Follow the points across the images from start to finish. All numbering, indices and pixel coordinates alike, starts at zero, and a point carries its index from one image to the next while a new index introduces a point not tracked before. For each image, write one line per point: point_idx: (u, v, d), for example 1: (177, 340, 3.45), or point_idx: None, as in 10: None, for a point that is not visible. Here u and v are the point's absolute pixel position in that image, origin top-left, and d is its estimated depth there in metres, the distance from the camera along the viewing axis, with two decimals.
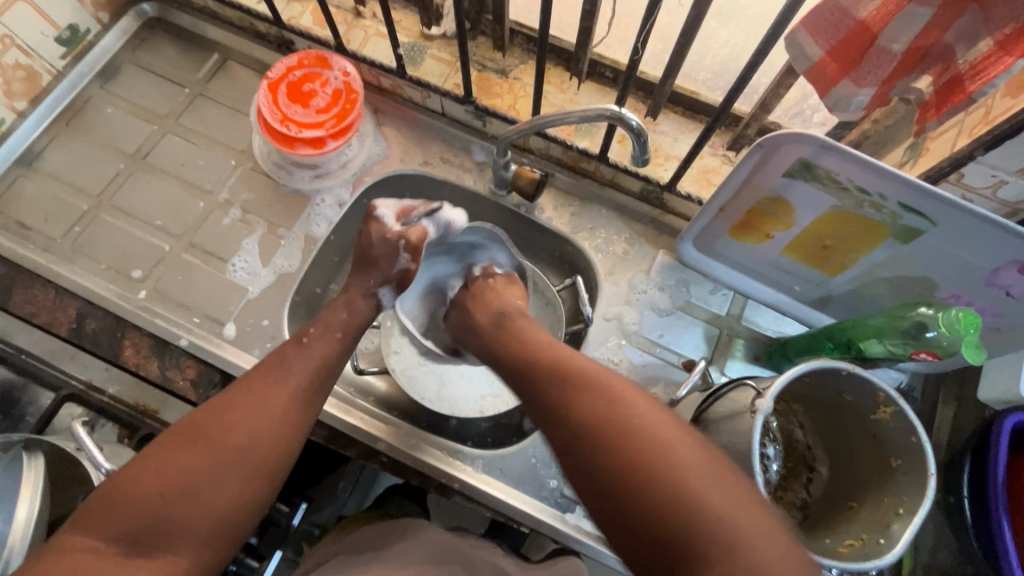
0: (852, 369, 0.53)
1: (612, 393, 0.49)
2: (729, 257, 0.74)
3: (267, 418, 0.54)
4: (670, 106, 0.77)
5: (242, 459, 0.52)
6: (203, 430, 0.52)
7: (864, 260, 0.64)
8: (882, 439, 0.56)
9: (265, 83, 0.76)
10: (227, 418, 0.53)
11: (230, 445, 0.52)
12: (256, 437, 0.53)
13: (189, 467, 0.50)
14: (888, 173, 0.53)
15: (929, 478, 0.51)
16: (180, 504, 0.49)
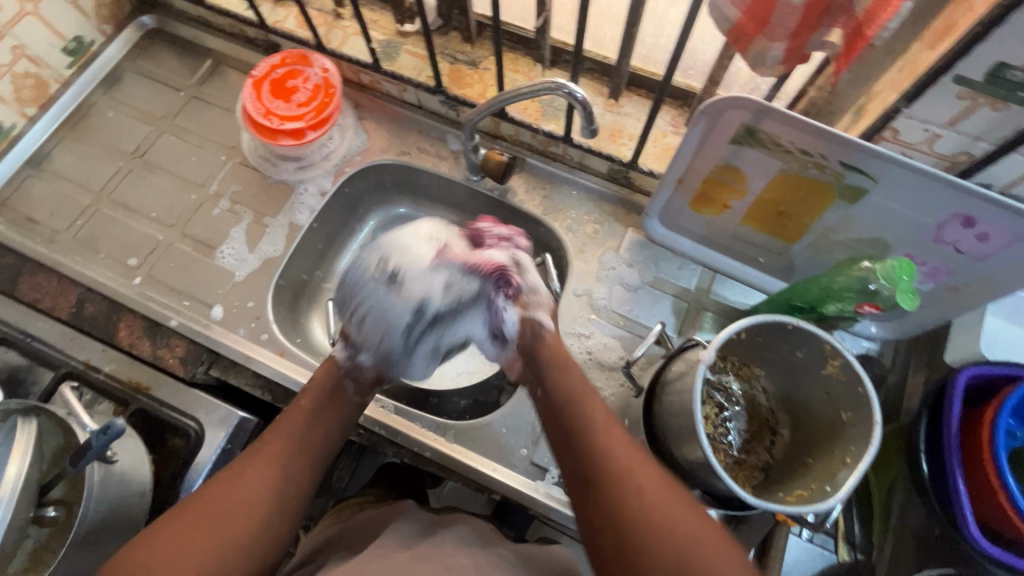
0: (797, 324, 0.55)
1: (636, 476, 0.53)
2: (694, 231, 0.76)
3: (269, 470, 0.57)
4: (632, 89, 0.80)
5: (232, 526, 0.53)
6: (206, 495, 0.54)
7: (818, 224, 0.65)
8: (836, 393, 0.57)
9: (250, 82, 0.81)
10: (223, 486, 0.55)
11: (225, 505, 0.54)
12: (253, 498, 0.55)
13: (197, 526, 0.52)
14: (825, 134, 0.55)
15: (874, 427, 0.52)
16: (171, 571, 0.49)
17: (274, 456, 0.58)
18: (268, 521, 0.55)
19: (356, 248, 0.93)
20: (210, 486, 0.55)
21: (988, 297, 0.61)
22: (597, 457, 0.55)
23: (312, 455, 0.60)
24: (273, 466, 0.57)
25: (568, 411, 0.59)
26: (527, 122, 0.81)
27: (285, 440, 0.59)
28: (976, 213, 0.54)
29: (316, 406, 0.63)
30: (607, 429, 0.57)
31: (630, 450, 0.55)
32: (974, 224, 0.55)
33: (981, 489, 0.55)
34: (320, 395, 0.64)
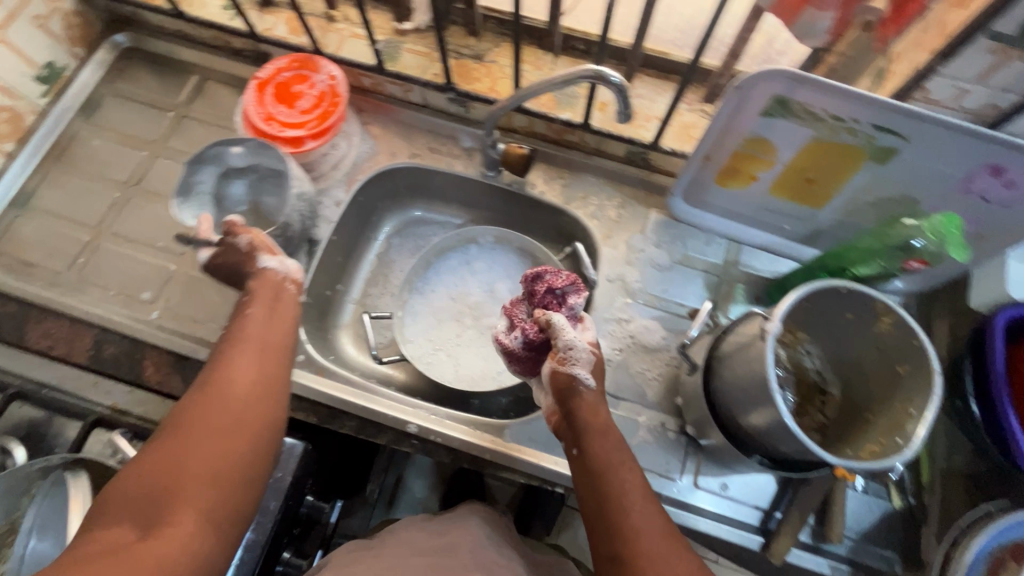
0: (850, 287, 0.56)
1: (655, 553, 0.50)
2: (719, 206, 0.77)
3: (248, 370, 0.57)
4: (644, 70, 0.80)
5: (226, 423, 0.52)
6: (189, 410, 0.52)
7: (848, 187, 0.67)
8: (889, 349, 0.59)
9: (254, 83, 0.78)
10: (197, 397, 0.54)
11: (208, 408, 0.52)
12: (241, 396, 0.54)
13: (191, 432, 0.50)
14: (859, 98, 0.56)
15: (932, 375, 0.53)
16: (187, 472, 0.48)
17: (243, 360, 0.58)
18: (264, 418, 0.55)
19: (374, 259, 0.91)
20: (182, 403, 0.54)
21: (1012, 242, 0.64)
22: (630, 548, 0.50)
23: (278, 358, 0.61)
24: (246, 368, 0.57)
25: (596, 484, 0.55)
26: (542, 112, 0.80)
27: (246, 348, 0.59)
28: (1005, 162, 0.57)
29: (263, 323, 0.62)
30: (640, 515, 0.52)
31: (662, 534, 0.51)
32: (1002, 172, 0.58)
33: None
34: (257, 322, 0.62)
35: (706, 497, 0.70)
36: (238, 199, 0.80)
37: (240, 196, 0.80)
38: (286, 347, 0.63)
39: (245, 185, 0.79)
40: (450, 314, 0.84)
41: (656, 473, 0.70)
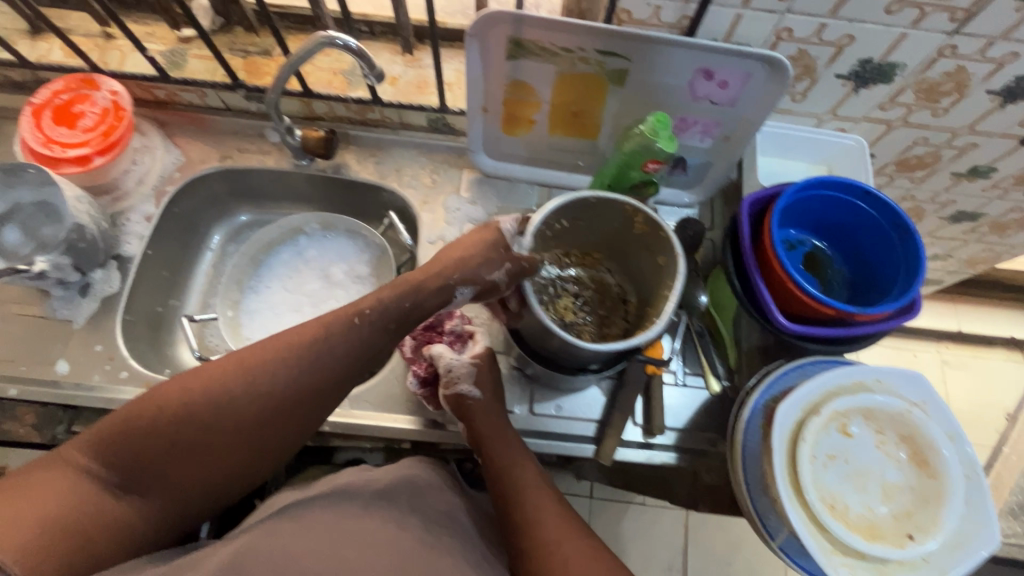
0: (595, 197, 0.62)
1: (548, 535, 0.59)
2: (518, 154, 0.83)
3: (279, 395, 0.53)
4: (426, 41, 0.84)
5: (196, 454, 0.51)
6: (201, 409, 0.51)
7: (606, 113, 0.73)
8: (647, 244, 0.66)
9: (29, 109, 0.76)
10: (195, 389, 0.51)
11: (191, 424, 0.51)
12: (244, 427, 0.52)
13: (186, 440, 0.51)
14: (576, 28, 0.63)
15: (676, 260, 0.61)
16: (161, 479, 0.51)
17: (272, 386, 0.52)
18: (235, 458, 0.53)
19: (208, 270, 0.90)
20: (212, 364, 0.53)
21: (750, 136, 0.73)
22: (535, 532, 0.59)
23: (313, 402, 0.55)
24: (255, 402, 0.52)
25: (502, 487, 0.64)
26: (336, 95, 0.82)
27: (324, 371, 0.54)
28: (711, 64, 0.65)
29: (381, 335, 0.57)
30: (546, 509, 0.61)
31: (560, 519, 0.61)
32: (712, 74, 0.66)
33: (778, 286, 0.64)
34: (380, 330, 0.57)
35: (543, 420, 0.74)
36: (17, 244, 0.74)
37: (18, 240, 0.74)
38: (343, 388, 0.57)
39: (19, 229, 0.74)
40: (288, 305, 0.85)
41: None
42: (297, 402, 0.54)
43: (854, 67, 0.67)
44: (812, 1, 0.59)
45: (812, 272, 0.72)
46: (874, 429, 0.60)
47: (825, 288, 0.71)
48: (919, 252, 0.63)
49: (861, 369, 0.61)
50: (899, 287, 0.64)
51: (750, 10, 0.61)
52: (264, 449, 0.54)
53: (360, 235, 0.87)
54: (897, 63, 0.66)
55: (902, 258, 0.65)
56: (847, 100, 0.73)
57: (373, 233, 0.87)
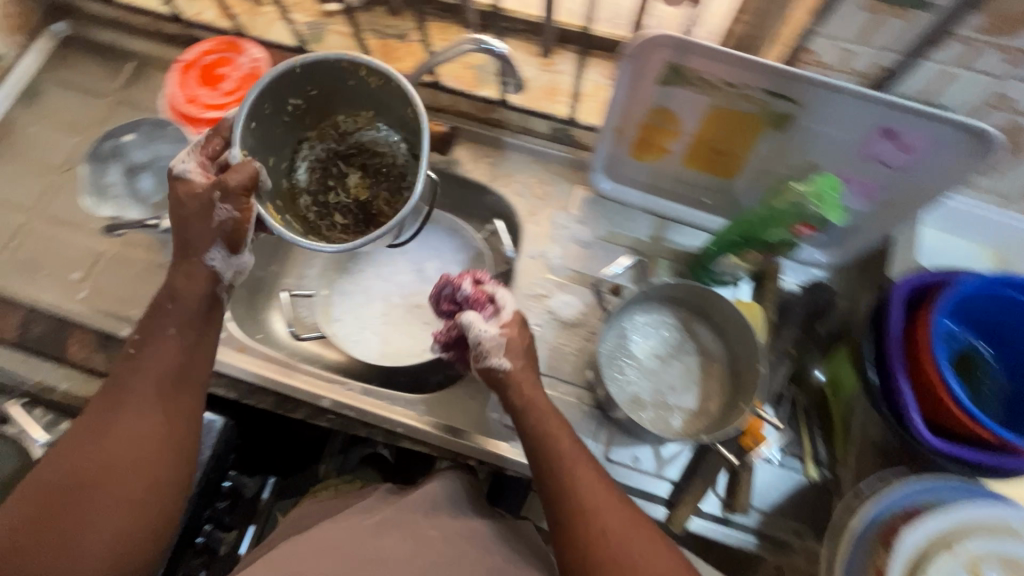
0: (298, 63, 0.59)
1: (594, 505, 0.53)
2: (640, 181, 0.77)
3: (86, 446, 0.52)
4: (564, 45, 0.79)
5: (93, 518, 0.49)
6: (46, 489, 0.50)
7: (754, 156, 0.66)
8: (389, 91, 0.64)
9: (179, 66, 0.79)
10: (42, 484, 0.50)
11: (78, 504, 0.49)
12: (139, 447, 0.53)
13: (63, 506, 0.50)
14: (748, 63, 0.56)
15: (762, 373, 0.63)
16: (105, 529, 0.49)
17: (128, 441, 0.52)
18: (141, 502, 0.51)
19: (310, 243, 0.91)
20: (51, 468, 0.51)
21: (919, 209, 0.63)
22: (576, 512, 0.53)
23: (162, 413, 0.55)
24: (130, 443, 0.52)
25: (537, 458, 0.57)
26: (463, 91, 0.82)
27: (143, 400, 0.54)
28: (897, 124, 0.56)
29: (176, 369, 0.57)
30: (593, 489, 0.54)
31: (606, 491, 0.54)
32: (895, 136, 0.57)
33: (925, 391, 0.56)
34: (176, 344, 0.58)
35: (617, 470, 0.70)
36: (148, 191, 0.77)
37: (149, 187, 0.77)
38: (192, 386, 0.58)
39: (152, 177, 0.77)
40: (380, 295, 0.85)
41: None
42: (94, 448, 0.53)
43: None
44: None
45: (963, 377, 0.62)
46: None
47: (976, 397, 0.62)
48: None
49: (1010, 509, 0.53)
50: None
51: (965, 70, 0.52)
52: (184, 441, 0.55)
53: (460, 235, 0.85)
54: None
55: None
56: None
57: (472, 235, 0.85)
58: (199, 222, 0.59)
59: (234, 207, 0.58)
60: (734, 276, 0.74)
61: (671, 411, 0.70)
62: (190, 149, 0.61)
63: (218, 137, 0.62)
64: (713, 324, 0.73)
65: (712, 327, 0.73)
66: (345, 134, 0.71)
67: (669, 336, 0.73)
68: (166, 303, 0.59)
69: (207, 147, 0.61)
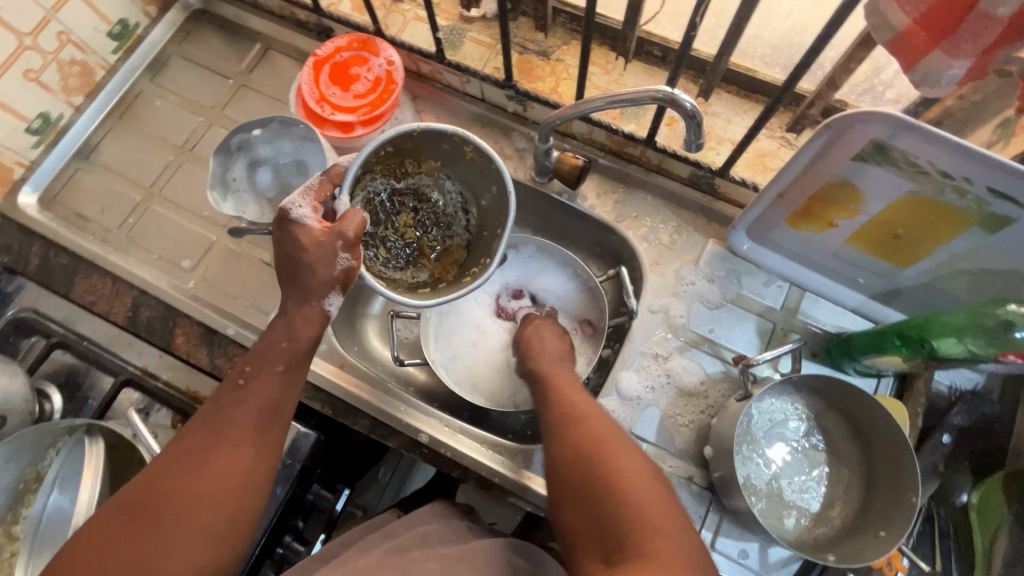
0: (418, 128, 0.61)
1: (603, 449, 0.53)
2: (787, 248, 0.70)
3: (178, 455, 0.50)
4: (723, 86, 0.72)
5: (173, 550, 0.47)
6: (140, 497, 0.48)
7: (941, 250, 0.58)
8: (479, 169, 0.66)
9: (312, 60, 0.76)
10: (130, 514, 0.47)
11: (160, 534, 0.47)
12: (222, 466, 0.50)
13: (140, 522, 0.47)
14: (979, 158, 0.48)
15: (913, 503, 0.57)
16: (175, 549, 0.47)
17: (215, 472, 0.50)
18: (219, 537, 0.49)
19: None
20: (136, 489, 0.49)
21: None
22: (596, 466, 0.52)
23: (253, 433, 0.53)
24: (218, 471, 0.50)
25: (558, 411, 0.60)
26: (604, 122, 0.74)
27: (237, 420, 0.52)
28: None
29: (273, 407, 0.55)
30: (618, 445, 0.54)
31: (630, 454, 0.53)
32: None
33: None
34: (275, 377, 0.55)
35: (722, 562, 0.64)
36: (266, 186, 0.78)
37: (268, 182, 0.78)
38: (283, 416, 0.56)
39: (270, 173, 0.78)
40: (474, 324, 0.81)
41: None
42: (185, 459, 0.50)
43: None
44: None
45: None
46: None
47: None
48: None
49: None
50: None
51: None
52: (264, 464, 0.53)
53: (577, 271, 0.78)
54: None
55: None
56: None
57: (591, 275, 0.78)
58: (305, 272, 0.56)
59: (353, 255, 0.57)
60: (881, 370, 0.66)
61: (787, 509, 0.64)
62: (305, 192, 0.57)
63: (328, 182, 0.58)
64: (850, 424, 0.67)
65: (850, 427, 0.67)
66: (403, 175, 0.70)
67: (797, 430, 0.67)
68: (278, 346, 0.56)
69: (320, 190, 0.58)
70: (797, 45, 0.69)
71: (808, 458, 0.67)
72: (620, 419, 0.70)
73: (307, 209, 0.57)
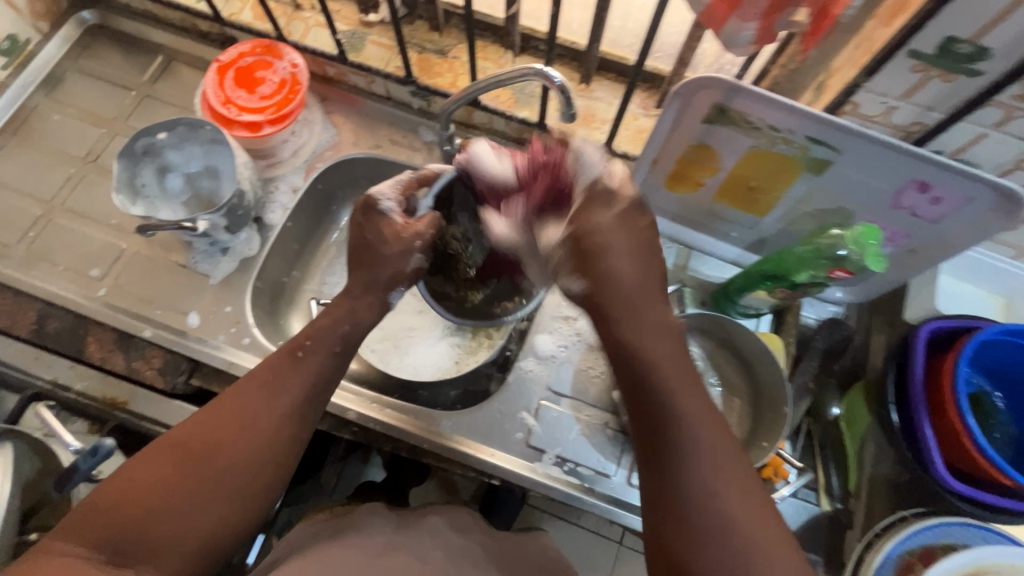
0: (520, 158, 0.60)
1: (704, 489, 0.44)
2: (669, 210, 0.79)
3: (232, 413, 0.51)
4: (602, 73, 0.81)
5: (206, 502, 0.48)
6: (194, 444, 0.49)
7: (787, 196, 0.68)
8: None
9: (215, 66, 0.79)
10: (177, 456, 0.48)
11: (197, 484, 0.48)
12: (263, 438, 0.51)
13: (180, 470, 0.48)
14: (792, 110, 0.58)
15: (783, 413, 0.66)
16: (206, 509, 0.47)
17: (253, 443, 0.50)
18: (243, 500, 0.49)
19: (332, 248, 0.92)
20: (186, 432, 0.50)
21: (941, 257, 0.66)
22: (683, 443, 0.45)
23: (298, 410, 0.53)
24: (260, 443, 0.50)
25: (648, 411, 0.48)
26: (501, 110, 0.81)
27: (290, 394, 0.53)
28: (930, 177, 0.59)
29: (318, 390, 0.55)
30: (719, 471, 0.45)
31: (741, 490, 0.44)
32: (928, 188, 0.60)
33: (945, 436, 0.59)
34: (332, 355, 0.57)
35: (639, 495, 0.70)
36: (177, 191, 0.80)
37: (178, 187, 0.80)
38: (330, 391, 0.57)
39: (181, 178, 0.80)
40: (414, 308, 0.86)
41: (588, 468, 0.71)
42: (239, 422, 0.51)
43: None
44: None
45: (979, 419, 0.65)
46: None
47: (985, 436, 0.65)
48: None
49: (1020, 552, 0.55)
50: None
51: (997, 132, 0.55)
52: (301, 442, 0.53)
53: None
54: None
55: None
56: None
57: None
58: (381, 260, 0.61)
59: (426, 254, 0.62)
60: (759, 309, 0.76)
61: None
62: (397, 186, 0.62)
63: (416, 181, 0.64)
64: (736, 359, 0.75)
65: (737, 360, 0.75)
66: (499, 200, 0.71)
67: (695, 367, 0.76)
68: (339, 327, 0.58)
69: (406, 185, 0.63)
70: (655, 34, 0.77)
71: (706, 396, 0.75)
72: (539, 377, 0.76)
73: (396, 200, 0.61)
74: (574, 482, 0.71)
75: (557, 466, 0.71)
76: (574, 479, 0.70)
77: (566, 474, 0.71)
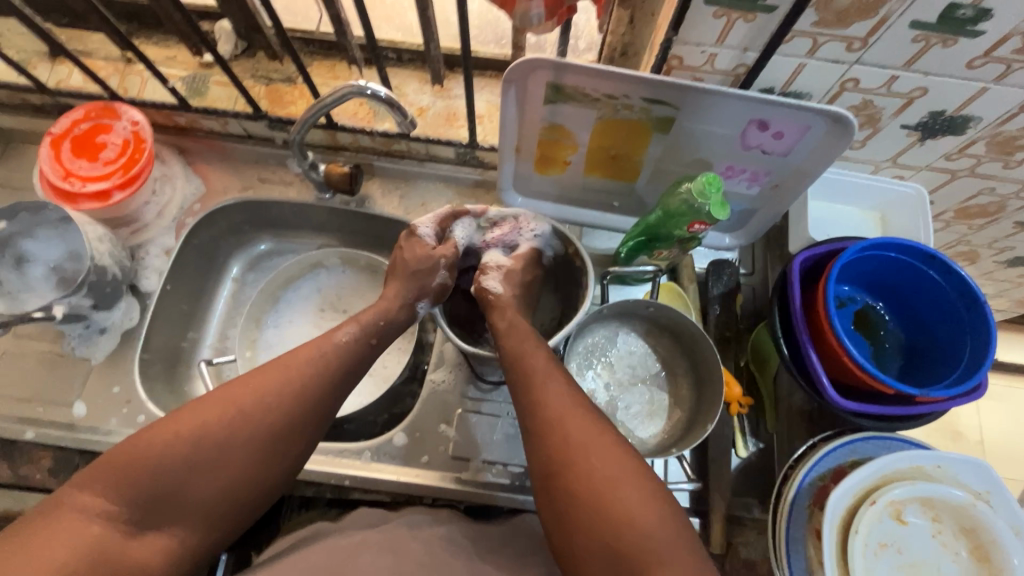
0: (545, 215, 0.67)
1: (599, 477, 0.48)
2: (549, 193, 0.78)
3: (268, 384, 0.53)
4: (454, 71, 0.82)
5: (225, 461, 0.49)
6: (227, 406, 0.51)
7: (648, 158, 0.69)
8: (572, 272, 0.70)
9: (47, 140, 0.74)
10: (204, 415, 0.50)
11: (218, 445, 0.49)
12: (287, 417, 0.52)
13: (217, 428, 0.49)
14: (620, 77, 0.58)
15: (705, 428, 0.63)
16: (228, 475, 0.49)
17: (273, 418, 0.52)
18: (261, 460, 0.51)
19: (228, 300, 0.87)
20: (222, 395, 0.51)
21: (801, 189, 0.68)
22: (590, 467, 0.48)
23: (330, 392, 0.55)
24: (278, 418, 0.52)
25: (541, 425, 0.52)
26: (361, 127, 0.79)
27: (318, 374, 0.55)
28: (766, 115, 0.60)
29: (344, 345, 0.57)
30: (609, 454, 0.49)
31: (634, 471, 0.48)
32: (767, 125, 0.61)
33: (831, 358, 0.61)
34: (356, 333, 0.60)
35: None
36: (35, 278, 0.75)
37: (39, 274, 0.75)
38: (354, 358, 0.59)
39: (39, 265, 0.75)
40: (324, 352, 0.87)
41: (517, 465, 0.70)
42: (272, 397, 0.52)
43: (923, 118, 0.62)
44: (886, 53, 0.53)
45: (863, 332, 0.68)
46: (930, 518, 0.57)
47: (876, 351, 0.67)
48: (991, 325, 0.58)
49: (921, 454, 0.57)
50: (965, 364, 0.59)
51: (812, 60, 0.56)
52: (320, 418, 0.55)
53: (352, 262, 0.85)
54: (972, 116, 0.60)
55: (968, 326, 0.60)
56: (910, 149, 0.68)
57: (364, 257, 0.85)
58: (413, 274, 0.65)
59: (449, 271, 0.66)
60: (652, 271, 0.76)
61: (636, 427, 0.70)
62: (438, 220, 0.67)
63: (451, 214, 0.69)
64: (670, 339, 0.73)
65: (692, 375, 0.71)
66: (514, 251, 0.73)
67: (656, 377, 0.73)
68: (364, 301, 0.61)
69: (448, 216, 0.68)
70: (496, 23, 0.85)
71: (648, 386, 0.72)
72: (452, 387, 0.75)
73: (433, 229, 0.67)
74: (504, 483, 0.70)
75: (487, 472, 0.70)
76: (506, 480, 0.70)
77: (494, 477, 0.70)
